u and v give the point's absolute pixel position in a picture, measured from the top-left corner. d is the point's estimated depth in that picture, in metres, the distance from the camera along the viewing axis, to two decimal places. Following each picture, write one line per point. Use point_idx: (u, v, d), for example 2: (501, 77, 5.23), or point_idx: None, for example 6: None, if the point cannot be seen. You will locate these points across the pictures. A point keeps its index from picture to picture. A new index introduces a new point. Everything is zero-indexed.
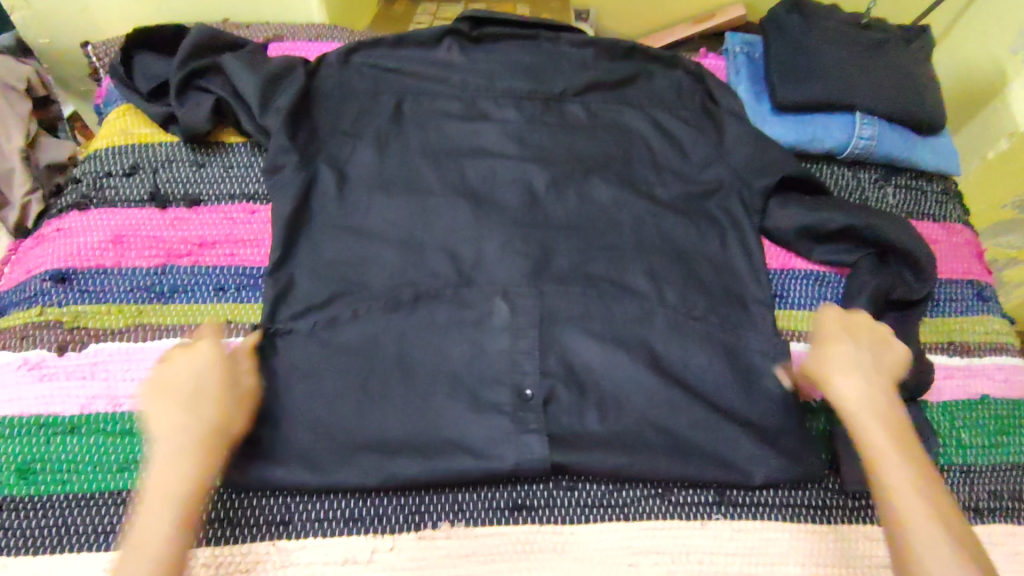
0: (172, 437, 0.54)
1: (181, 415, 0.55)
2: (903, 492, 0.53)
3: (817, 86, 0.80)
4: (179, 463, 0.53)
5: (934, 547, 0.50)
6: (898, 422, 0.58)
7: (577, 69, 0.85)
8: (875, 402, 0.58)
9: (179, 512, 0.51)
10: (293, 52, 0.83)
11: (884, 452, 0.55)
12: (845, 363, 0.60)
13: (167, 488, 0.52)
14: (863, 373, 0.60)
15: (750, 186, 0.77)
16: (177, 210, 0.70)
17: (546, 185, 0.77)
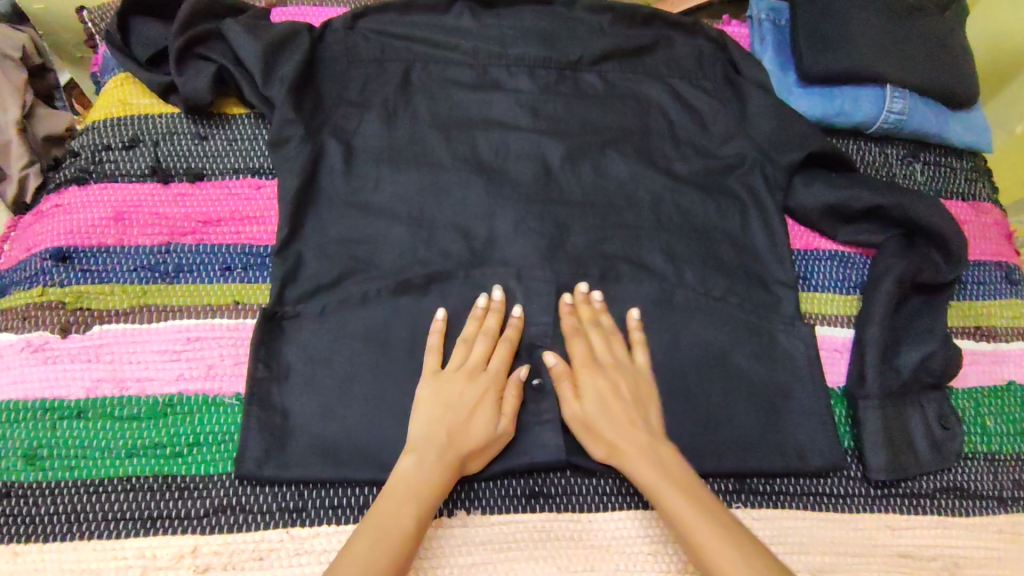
0: (421, 450, 0.55)
1: (436, 427, 0.56)
2: (682, 510, 0.53)
3: (848, 57, 0.76)
4: (433, 472, 0.54)
5: (721, 555, 0.51)
6: (645, 441, 0.57)
7: (594, 35, 0.81)
8: (636, 434, 0.57)
9: (412, 520, 0.52)
10: (296, 18, 0.79)
11: (629, 455, 0.56)
12: (578, 397, 0.59)
13: (422, 496, 0.53)
14: (638, 393, 0.60)
15: (774, 162, 0.74)
16: (180, 185, 0.68)
17: (562, 159, 0.73)
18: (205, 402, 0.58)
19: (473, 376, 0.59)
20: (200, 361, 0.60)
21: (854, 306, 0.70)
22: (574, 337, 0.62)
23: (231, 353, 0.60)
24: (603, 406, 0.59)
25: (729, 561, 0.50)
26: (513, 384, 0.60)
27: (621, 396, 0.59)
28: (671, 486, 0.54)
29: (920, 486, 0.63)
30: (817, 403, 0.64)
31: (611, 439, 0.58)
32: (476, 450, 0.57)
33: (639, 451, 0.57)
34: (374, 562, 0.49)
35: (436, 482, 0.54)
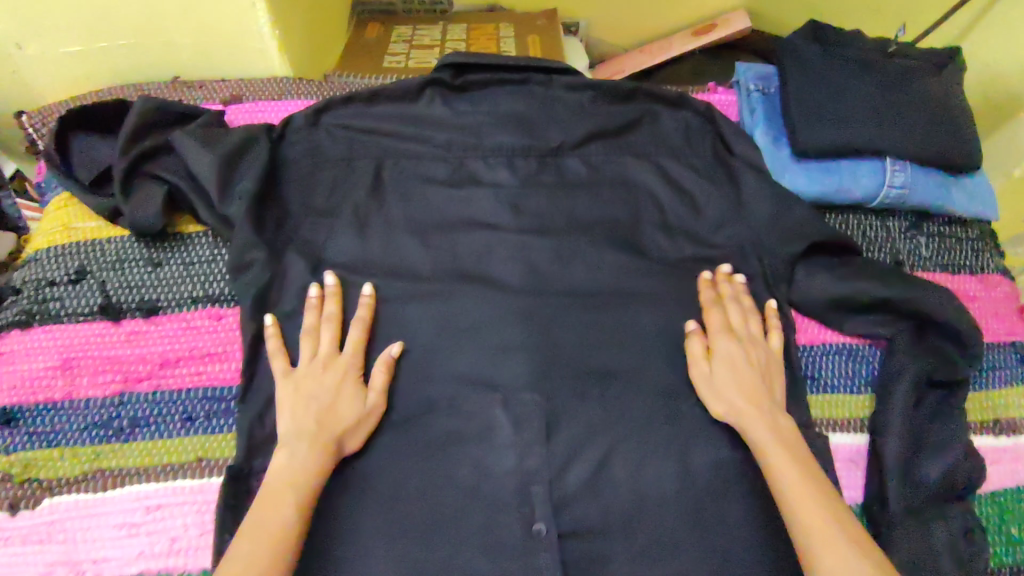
0: (290, 442, 0.54)
1: (304, 418, 0.55)
2: (783, 471, 0.54)
3: (845, 130, 0.72)
4: (313, 460, 0.53)
5: (830, 555, 0.49)
6: (772, 407, 0.60)
7: (575, 116, 0.76)
8: (743, 397, 0.60)
9: (292, 505, 0.50)
10: (253, 118, 0.74)
11: (747, 417, 0.59)
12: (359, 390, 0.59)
13: (291, 483, 0.52)
14: (729, 377, 0.61)
15: (774, 253, 0.69)
16: (133, 322, 0.62)
17: (549, 260, 0.69)
18: None
19: (325, 372, 0.58)
20: (163, 533, 0.54)
21: (867, 407, 0.65)
22: (707, 308, 0.66)
23: (198, 518, 0.55)
24: (735, 371, 0.61)
25: (842, 562, 0.48)
26: (382, 363, 0.61)
27: (753, 368, 0.62)
28: (790, 470, 0.54)
29: None
30: None
31: (752, 409, 0.59)
32: (348, 431, 0.57)
33: (746, 413, 0.59)
34: (255, 557, 0.47)
35: (320, 466, 0.53)
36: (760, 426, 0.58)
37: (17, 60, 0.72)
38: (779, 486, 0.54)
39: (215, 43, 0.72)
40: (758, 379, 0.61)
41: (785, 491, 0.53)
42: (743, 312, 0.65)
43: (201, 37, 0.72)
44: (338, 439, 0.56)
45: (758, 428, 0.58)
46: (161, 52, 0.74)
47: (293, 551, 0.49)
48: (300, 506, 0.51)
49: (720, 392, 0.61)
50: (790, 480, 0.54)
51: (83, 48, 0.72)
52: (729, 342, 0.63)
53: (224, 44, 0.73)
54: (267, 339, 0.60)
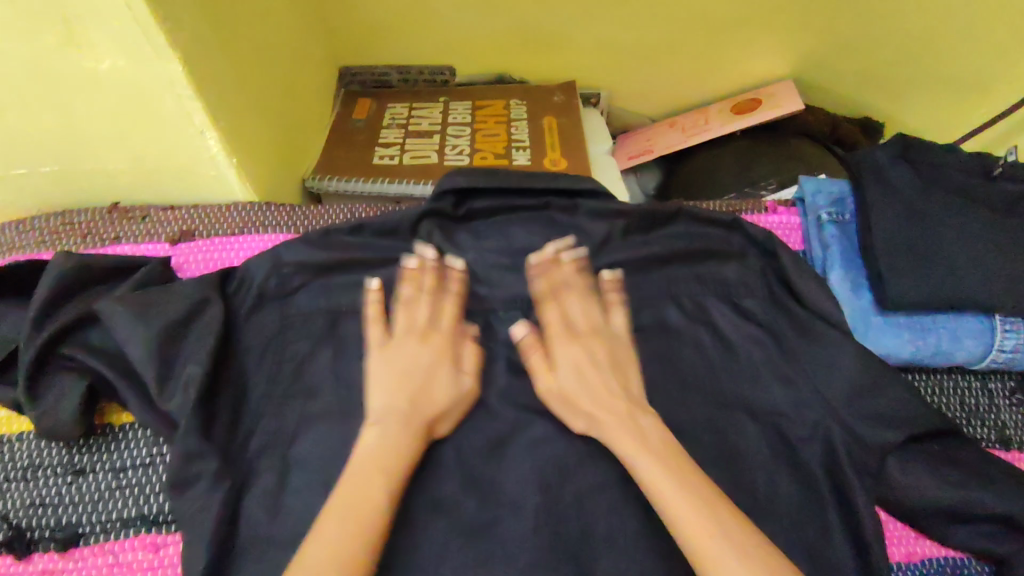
0: (383, 422, 0.49)
1: (396, 394, 0.50)
2: (654, 470, 0.47)
3: (941, 282, 0.58)
4: (399, 441, 0.48)
5: (724, 553, 0.42)
6: (637, 408, 0.52)
7: (605, 247, 0.62)
8: (581, 385, 0.53)
9: (387, 484, 0.45)
10: (210, 261, 0.60)
11: (603, 424, 0.51)
12: (551, 364, 0.55)
13: (384, 470, 0.46)
14: (569, 355, 0.55)
15: (864, 442, 0.54)
16: (46, 557, 0.48)
17: (578, 451, 0.53)
18: None
19: (421, 348, 0.54)
20: None
21: None
22: (563, 292, 0.58)
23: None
24: (599, 379, 0.53)
25: (723, 563, 0.41)
26: (471, 343, 0.56)
27: (601, 367, 0.54)
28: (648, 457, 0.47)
29: None
30: None
31: (613, 415, 0.51)
32: (439, 413, 0.52)
33: (648, 434, 0.49)
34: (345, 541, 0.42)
35: (403, 451, 0.48)
36: (637, 416, 0.51)
37: None
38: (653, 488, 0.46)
39: (162, 171, 0.59)
40: (602, 357, 0.55)
41: (649, 483, 0.46)
42: (570, 288, 0.58)
43: (143, 164, 0.58)
44: (432, 416, 0.51)
45: (623, 443, 0.49)
46: (93, 178, 0.60)
47: (381, 531, 0.43)
48: (398, 477, 0.46)
49: (557, 375, 0.54)
50: (668, 497, 0.45)
51: None
52: (585, 307, 0.57)
53: (171, 169, 0.58)
54: (370, 302, 0.55)
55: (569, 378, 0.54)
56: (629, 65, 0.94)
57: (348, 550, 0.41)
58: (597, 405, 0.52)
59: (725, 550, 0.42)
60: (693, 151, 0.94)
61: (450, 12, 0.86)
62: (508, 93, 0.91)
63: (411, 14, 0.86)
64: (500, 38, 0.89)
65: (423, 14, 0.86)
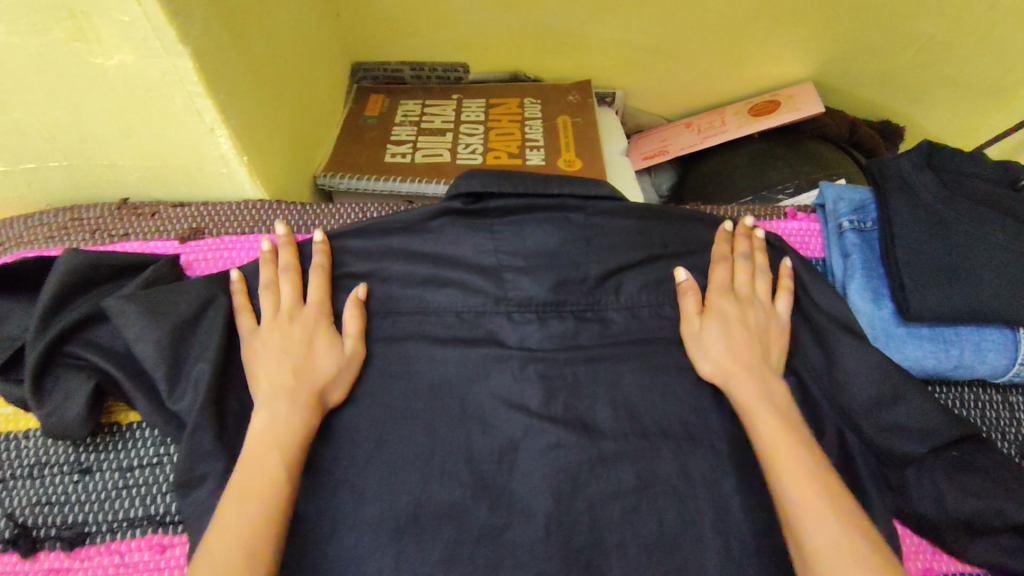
0: (267, 401, 0.48)
1: (281, 371, 0.50)
2: (775, 439, 0.48)
3: (967, 292, 0.56)
4: (289, 415, 0.48)
5: (822, 527, 0.43)
6: (766, 370, 0.54)
7: (620, 250, 0.61)
8: (731, 355, 0.54)
9: (281, 464, 0.45)
10: (218, 259, 0.59)
11: (736, 377, 0.53)
12: (712, 326, 0.56)
13: (273, 448, 0.46)
14: (732, 334, 0.55)
15: (879, 452, 0.54)
16: (53, 556, 0.48)
17: (590, 459, 0.53)
18: None
19: (288, 328, 0.53)
20: None
21: None
22: (717, 260, 0.60)
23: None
24: (727, 341, 0.55)
25: (827, 531, 0.43)
26: (353, 305, 0.56)
27: (748, 333, 0.56)
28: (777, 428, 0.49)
29: None
30: None
31: (751, 386, 0.52)
32: (329, 381, 0.52)
33: (763, 408, 0.51)
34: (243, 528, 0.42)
35: (293, 428, 0.47)
36: (750, 383, 0.53)
37: None
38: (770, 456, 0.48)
39: (171, 168, 0.58)
40: (751, 329, 0.56)
41: (771, 458, 0.48)
42: (727, 261, 0.60)
43: (151, 160, 0.57)
44: (321, 384, 0.51)
45: (760, 422, 0.50)
46: (103, 174, 0.59)
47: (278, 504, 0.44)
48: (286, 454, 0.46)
49: (705, 347, 0.56)
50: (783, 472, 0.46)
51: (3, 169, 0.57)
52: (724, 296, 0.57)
53: (182, 167, 0.58)
54: (233, 296, 0.53)
55: (708, 349, 0.55)
56: (645, 65, 0.92)
57: (245, 530, 0.41)
58: (726, 371, 0.54)
59: (835, 530, 0.43)
60: (707, 154, 0.92)
61: (464, 7, 0.84)
62: (522, 91, 0.90)
63: (424, 8, 0.85)
64: (516, 35, 0.88)
65: (437, 10, 0.85)
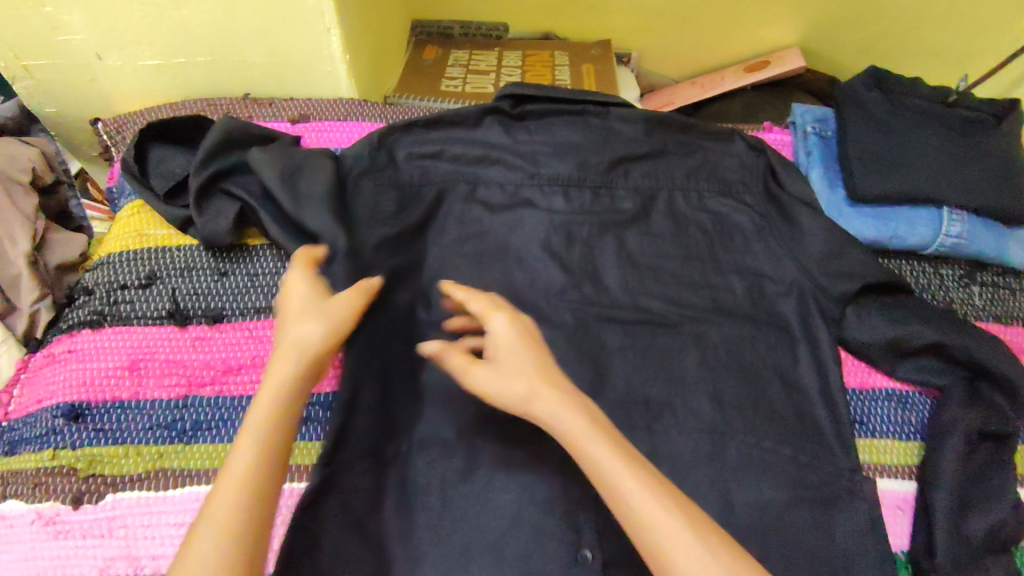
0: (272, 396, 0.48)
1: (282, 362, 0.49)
2: (608, 465, 0.47)
3: (902, 178, 0.72)
4: (254, 437, 0.45)
5: (684, 545, 0.44)
6: (574, 395, 0.51)
7: (630, 144, 0.77)
8: (523, 381, 0.50)
9: (262, 458, 0.45)
10: (319, 137, 0.77)
11: (538, 398, 0.50)
12: (501, 355, 0.52)
13: (239, 479, 0.43)
14: (516, 361, 0.51)
15: (827, 293, 0.69)
16: (198, 328, 0.64)
17: (598, 289, 0.70)
18: None
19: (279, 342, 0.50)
20: None
21: (916, 454, 0.65)
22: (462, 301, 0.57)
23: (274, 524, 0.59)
24: (520, 371, 0.51)
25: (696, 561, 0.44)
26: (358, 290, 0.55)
27: (529, 348, 0.53)
28: (607, 464, 0.47)
29: None
30: (882, 560, 0.59)
31: (570, 416, 0.49)
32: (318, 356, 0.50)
33: (586, 432, 0.49)
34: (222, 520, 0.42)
35: (256, 455, 0.45)
36: (558, 400, 0.50)
37: (97, 69, 0.78)
38: (611, 483, 0.47)
39: (289, 64, 0.77)
40: (545, 352, 0.53)
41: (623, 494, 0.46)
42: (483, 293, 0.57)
43: (275, 57, 0.76)
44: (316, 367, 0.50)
45: (596, 459, 0.47)
46: (235, 70, 0.78)
47: (255, 529, 0.42)
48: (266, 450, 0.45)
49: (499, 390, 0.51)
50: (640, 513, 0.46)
51: (161, 62, 0.77)
52: (497, 316, 0.54)
53: (297, 64, 0.77)
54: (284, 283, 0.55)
55: (513, 372, 0.51)
56: (656, 29, 1.10)
57: (220, 557, 0.40)
58: (535, 394, 0.50)
59: (693, 543, 0.45)
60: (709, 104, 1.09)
61: None
62: (552, 46, 1.08)
63: None
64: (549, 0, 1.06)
65: None
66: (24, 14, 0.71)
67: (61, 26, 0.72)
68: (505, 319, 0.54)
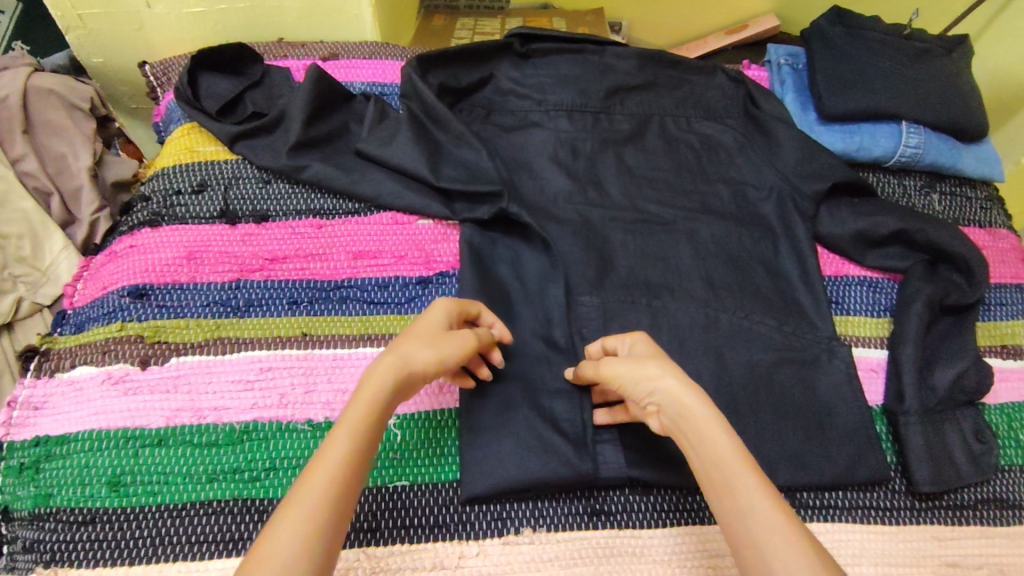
0: (363, 412, 0.47)
1: (381, 379, 0.49)
2: (731, 461, 0.46)
3: (864, 97, 0.82)
4: (351, 437, 0.46)
5: (795, 553, 0.41)
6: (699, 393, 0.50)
7: (625, 77, 0.86)
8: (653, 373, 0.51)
9: (346, 469, 0.44)
10: (348, 73, 0.85)
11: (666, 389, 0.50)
12: (641, 358, 0.53)
13: (334, 477, 0.44)
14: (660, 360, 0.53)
15: (802, 193, 0.78)
16: (247, 226, 0.72)
17: (600, 194, 0.78)
18: (280, 428, 0.61)
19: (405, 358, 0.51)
20: (273, 390, 0.62)
21: (886, 327, 0.73)
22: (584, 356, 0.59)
23: (319, 382, 0.63)
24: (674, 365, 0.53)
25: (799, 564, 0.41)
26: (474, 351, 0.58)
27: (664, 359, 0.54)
28: (737, 455, 0.46)
29: (963, 497, 0.64)
30: (858, 407, 0.66)
31: (701, 404, 0.49)
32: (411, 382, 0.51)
33: (712, 427, 0.48)
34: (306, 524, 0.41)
35: (354, 447, 0.46)
36: (698, 396, 0.50)
37: (144, 17, 0.87)
38: (732, 484, 0.45)
39: (321, 7, 0.86)
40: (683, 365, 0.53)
41: (741, 495, 0.45)
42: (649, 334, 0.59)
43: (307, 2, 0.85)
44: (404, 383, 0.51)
45: (726, 455, 0.46)
46: (271, 16, 0.87)
47: (331, 539, 0.42)
48: (351, 464, 0.45)
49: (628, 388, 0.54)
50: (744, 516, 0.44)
51: (205, 9, 0.85)
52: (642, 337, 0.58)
53: (327, 8, 0.86)
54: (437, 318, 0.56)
55: (655, 363, 0.52)
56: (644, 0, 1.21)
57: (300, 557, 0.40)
58: (670, 379, 0.51)
59: (807, 555, 0.41)
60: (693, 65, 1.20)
61: None
62: (551, 14, 1.18)
63: None
64: None
65: None
66: None
67: None
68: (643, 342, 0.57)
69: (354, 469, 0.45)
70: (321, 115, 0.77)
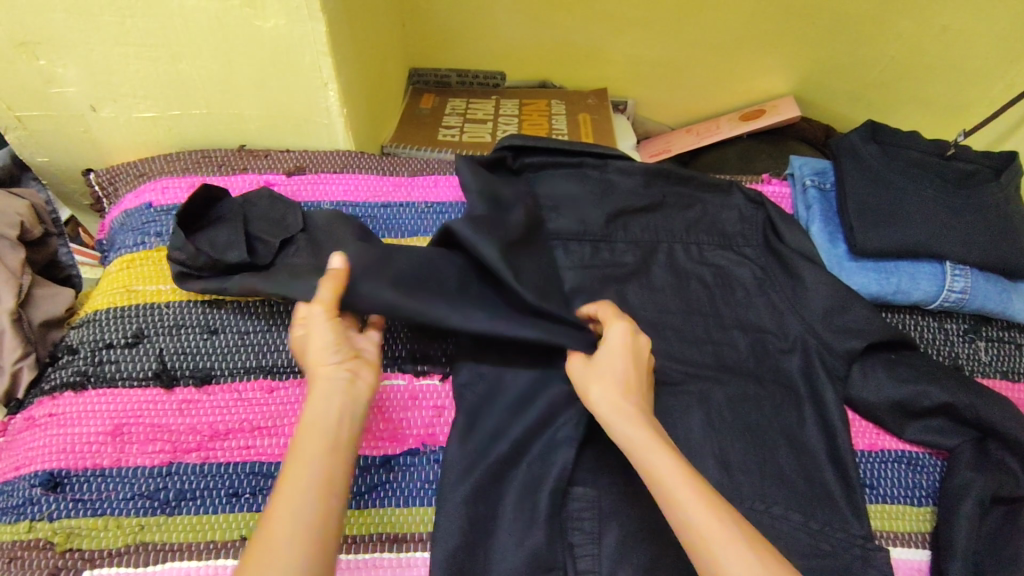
0: (308, 431, 0.47)
1: (314, 398, 0.49)
2: (665, 471, 0.47)
3: (902, 232, 0.71)
4: (310, 458, 0.45)
5: (731, 552, 0.43)
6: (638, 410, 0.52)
7: (629, 196, 0.76)
8: (614, 388, 0.53)
9: (317, 488, 0.44)
10: (315, 190, 0.76)
11: (613, 410, 0.52)
12: (597, 372, 0.55)
13: (305, 493, 0.43)
14: (614, 372, 0.54)
15: (832, 349, 0.68)
16: (187, 390, 0.63)
17: None
18: None
19: (317, 362, 0.51)
20: None
21: (928, 520, 0.63)
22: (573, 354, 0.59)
23: None
24: (621, 380, 0.54)
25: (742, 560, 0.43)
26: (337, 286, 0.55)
27: (629, 365, 0.55)
28: (670, 462, 0.48)
29: None
30: None
31: (632, 425, 0.51)
32: (348, 388, 0.50)
33: (648, 442, 0.50)
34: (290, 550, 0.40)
35: (319, 466, 0.45)
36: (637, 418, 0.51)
37: (89, 120, 0.77)
38: (666, 492, 0.47)
39: (285, 117, 0.77)
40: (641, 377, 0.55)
41: (680, 499, 0.46)
42: (628, 320, 0.58)
43: (269, 108, 0.76)
44: (337, 386, 0.50)
45: (657, 462, 0.48)
46: (231, 122, 0.78)
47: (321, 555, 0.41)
48: (318, 482, 0.44)
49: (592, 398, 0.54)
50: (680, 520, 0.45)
51: (156, 114, 0.76)
52: (617, 324, 0.57)
53: (294, 116, 0.77)
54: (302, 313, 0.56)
55: (601, 386, 0.54)
56: (652, 79, 1.11)
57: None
58: (608, 406, 0.53)
59: (742, 553, 0.43)
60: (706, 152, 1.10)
61: (505, 22, 1.04)
62: (550, 96, 1.08)
63: (473, 23, 1.04)
64: (546, 51, 1.08)
65: (483, 25, 1.04)
66: (17, 65, 0.69)
67: (56, 79, 0.71)
68: (620, 332, 0.57)
69: (325, 489, 0.44)
70: (291, 238, 0.66)
